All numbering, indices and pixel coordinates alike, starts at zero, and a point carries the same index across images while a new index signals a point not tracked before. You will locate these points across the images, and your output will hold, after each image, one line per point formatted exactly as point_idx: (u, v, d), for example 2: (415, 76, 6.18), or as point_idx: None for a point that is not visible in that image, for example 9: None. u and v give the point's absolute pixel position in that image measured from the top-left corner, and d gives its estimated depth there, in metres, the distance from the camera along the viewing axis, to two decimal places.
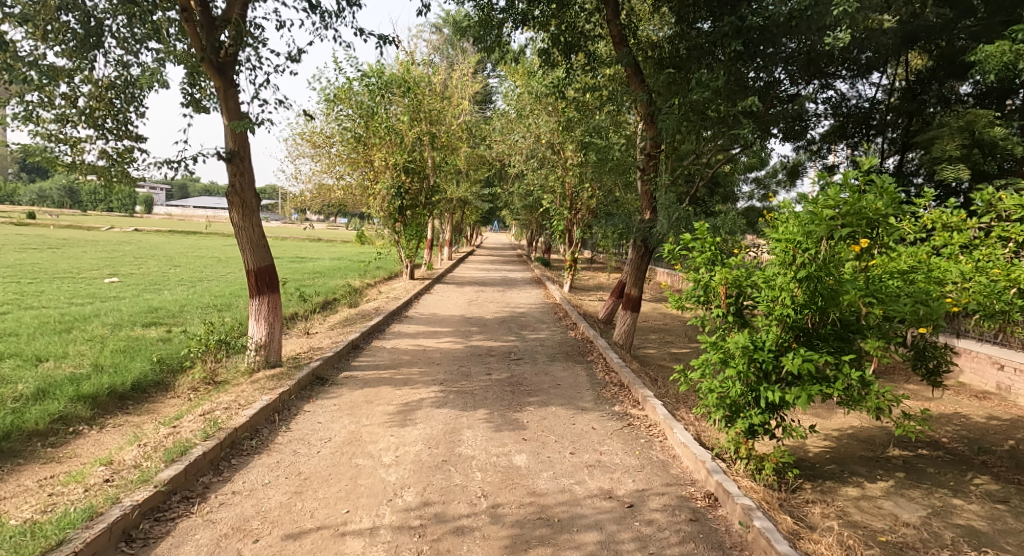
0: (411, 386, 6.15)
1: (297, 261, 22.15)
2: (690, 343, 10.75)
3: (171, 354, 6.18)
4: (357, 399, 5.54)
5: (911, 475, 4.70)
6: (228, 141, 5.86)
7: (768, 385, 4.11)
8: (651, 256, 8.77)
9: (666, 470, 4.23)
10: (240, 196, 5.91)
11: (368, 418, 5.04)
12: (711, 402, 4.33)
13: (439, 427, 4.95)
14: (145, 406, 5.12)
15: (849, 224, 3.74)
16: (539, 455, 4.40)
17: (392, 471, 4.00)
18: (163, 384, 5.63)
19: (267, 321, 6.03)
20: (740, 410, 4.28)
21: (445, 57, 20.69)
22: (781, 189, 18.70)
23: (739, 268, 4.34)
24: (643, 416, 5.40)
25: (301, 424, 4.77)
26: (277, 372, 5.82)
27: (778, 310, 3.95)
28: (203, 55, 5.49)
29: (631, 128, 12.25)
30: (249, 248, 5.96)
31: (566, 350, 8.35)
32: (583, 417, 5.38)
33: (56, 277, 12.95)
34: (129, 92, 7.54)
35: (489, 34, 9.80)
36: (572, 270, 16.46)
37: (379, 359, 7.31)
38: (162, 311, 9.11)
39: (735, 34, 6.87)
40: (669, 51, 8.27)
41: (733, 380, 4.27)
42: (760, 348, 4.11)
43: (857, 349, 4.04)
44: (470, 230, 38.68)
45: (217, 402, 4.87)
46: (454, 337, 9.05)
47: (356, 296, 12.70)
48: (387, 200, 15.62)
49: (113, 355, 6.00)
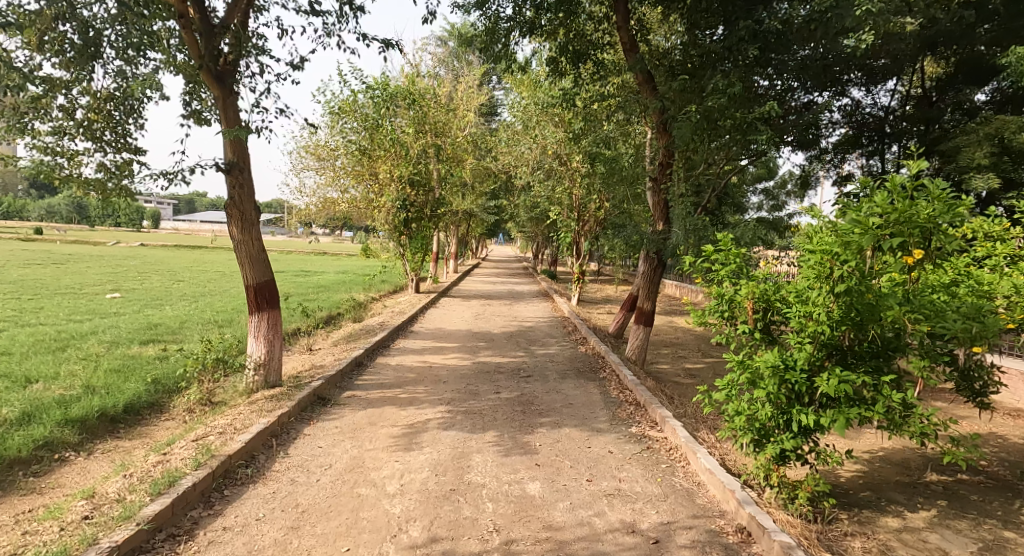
0: (417, 406, 5.88)
1: (302, 274, 22.41)
2: (704, 358, 10.45)
3: (167, 374, 5.92)
4: (360, 421, 5.27)
5: (954, 504, 4.38)
6: (227, 152, 5.64)
7: (801, 408, 3.83)
8: (664, 269, 8.48)
9: (691, 500, 3.93)
10: (240, 209, 5.68)
11: (371, 442, 4.76)
12: (738, 425, 4.04)
13: (447, 451, 4.67)
14: (138, 430, 4.86)
15: (899, 233, 3.41)
16: (554, 483, 4.11)
17: (397, 502, 3.71)
18: (158, 406, 5.39)
19: (267, 339, 5.77)
20: (770, 434, 3.99)
21: (451, 69, 20.62)
22: (791, 200, 18.56)
23: (766, 282, 4.09)
24: (662, 438, 5.11)
25: (300, 449, 4.49)
26: (277, 392, 5.55)
27: (811, 327, 3.67)
28: (203, 63, 5.28)
29: (640, 138, 12.03)
30: (248, 262, 5.72)
31: (578, 367, 8.07)
32: (599, 440, 5.09)
33: (58, 293, 12.78)
34: (128, 104, 7.37)
35: (495, 43, 9.63)
36: (580, 283, 16.25)
37: (384, 377, 7.04)
38: (162, 327, 8.91)
39: (752, 38, 6.66)
40: (679, 59, 8.03)
41: (761, 401, 3.99)
42: (792, 368, 3.84)
43: (898, 369, 3.75)
44: (476, 243, 38.73)
45: (213, 426, 4.61)
46: (460, 353, 8.80)
47: (361, 311, 12.49)
48: (392, 213, 15.47)
49: (106, 374, 5.76)
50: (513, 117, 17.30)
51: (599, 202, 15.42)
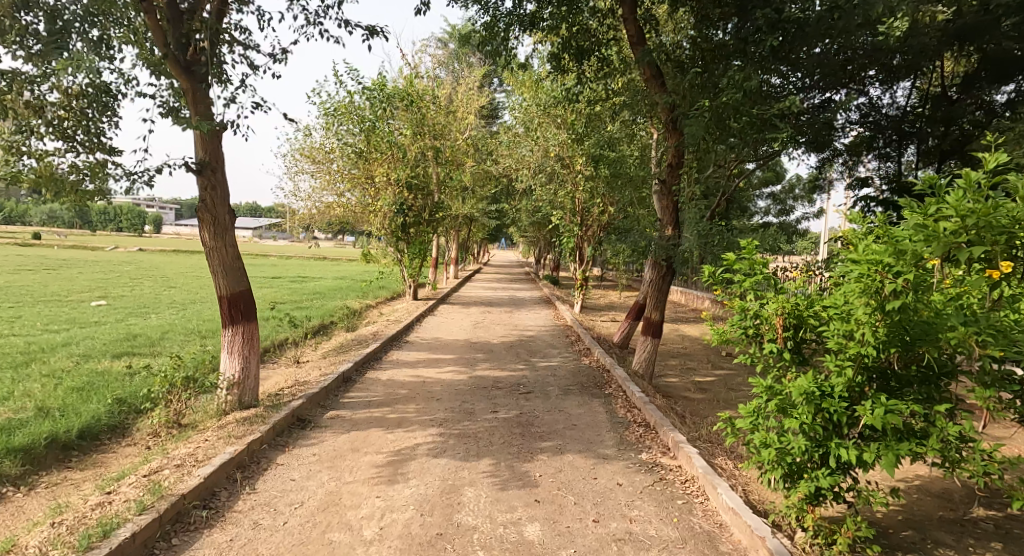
0: (406, 428, 5.37)
1: (299, 280, 21.92)
2: (714, 370, 9.93)
3: (133, 392, 5.43)
4: (341, 448, 4.77)
5: (1011, 547, 3.85)
6: (198, 150, 5.15)
7: (840, 441, 3.32)
8: (672, 276, 7.96)
9: (713, 547, 3.43)
10: (211, 213, 5.18)
11: (351, 473, 4.26)
12: (766, 460, 3.53)
13: (435, 483, 4.16)
14: (92, 459, 4.37)
15: (973, 240, 2.86)
16: (555, 525, 3.60)
17: (373, 552, 3.20)
18: (119, 430, 4.90)
19: (242, 355, 5.28)
20: (803, 470, 3.48)
21: (452, 71, 20.22)
22: (799, 204, 18.05)
23: (798, 295, 3.58)
24: (676, 467, 4.60)
25: (269, 483, 3.99)
26: (252, 414, 5.05)
27: (854, 349, 3.15)
28: (168, 50, 4.84)
29: (644, 139, 11.57)
30: (221, 271, 5.23)
31: (582, 381, 7.56)
32: (606, 468, 4.58)
33: (41, 301, 12.32)
34: (103, 101, 6.92)
35: (494, 40, 9.17)
36: (583, 289, 15.76)
37: (372, 393, 6.54)
38: (141, 338, 8.42)
39: (770, 28, 6.12)
40: (689, 53, 7.55)
41: (793, 432, 3.49)
42: (830, 395, 3.33)
43: (955, 398, 3.23)
44: (477, 248, 38.34)
45: (173, 455, 4.11)
46: (457, 366, 8.30)
47: (355, 319, 12.02)
48: (389, 218, 15.01)
49: (66, 393, 5.28)
50: (515, 119, 16.86)
51: (603, 206, 14.94)
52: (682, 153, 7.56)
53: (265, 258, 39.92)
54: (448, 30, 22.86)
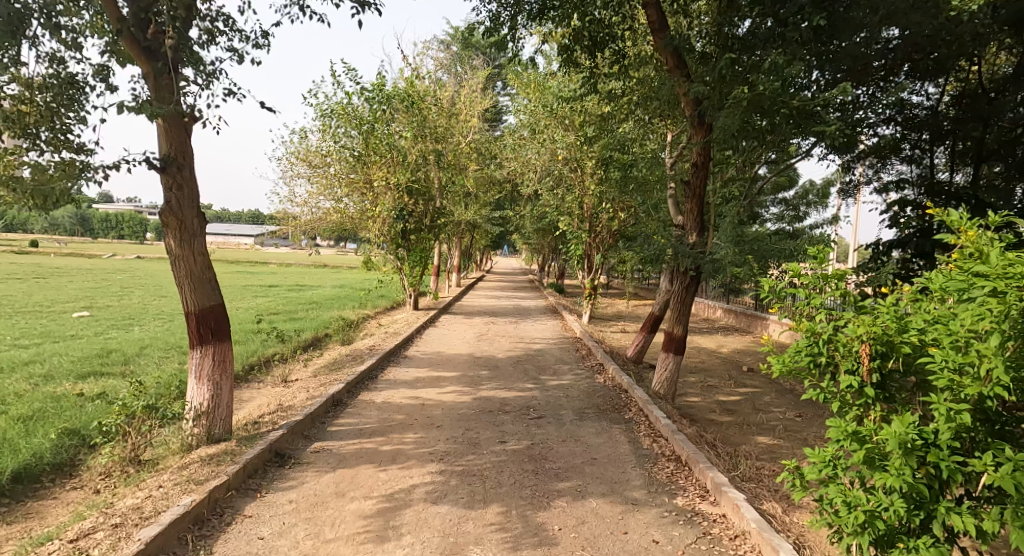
0: (402, 465, 4.65)
1: (296, 289, 21.30)
2: (737, 387, 9.20)
3: (89, 423, 4.73)
4: (323, 492, 4.05)
5: None
6: (163, 144, 4.48)
7: (950, 504, 2.61)
8: (697, 287, 7.22)
9: None
10: (177, 216, 4.48)
11: (333, 528, 3.53)
12: (850, 525, 2.81)
13: (434, 542, 3.43)
14: (24, 508, 3.67)
15: None
16: None
17: None
18: (65, 470, 4.19)
19: (212, 380, 4.58)
20: (898, 539, 2.76)
21: (454, 74, 19.66)
22: (815, 210, 17.37)
23: (884, 316, 2.89)
24: (722, 519, 3.86)
25: (231, 544, 3.27)
26: (221, 450, 4.33)
27: (971, 388, 2.45)
28: (120, 26, 4.22)
29: (659, 141, 10.90)
30: (188, 283, 4.52)
31: (598, 403, 6.83)
32: (637, 519, 3.85)
33: (19, 312, 11.67)
34: (70, 95, 6.25)
35: (499, 32, 8.53)
36: (591, 299, 15.09)
37: (365, 420, 5.83)
38: (116, 354, 7.75)
39: (813, 7, 5.47)
40: (716, 43, 6.90)
41: (883, 489, 2.78)
42: (935, 445, 2.62)
43: None
44: (478, 256, 37.80)
45: (115, 508, 3.40)
46: (460, 385, 7.59)
47: (351, 332, 11.35)
48: (389, 224, 14.34)
49: (9, 424, 4.57)
50: (520, 122, 16.23)
51: (612, 212, 14.26)
52: (708, 151, 6.87)
53: (264, 266, 39.21)
54: (450, 34, 22.33)
